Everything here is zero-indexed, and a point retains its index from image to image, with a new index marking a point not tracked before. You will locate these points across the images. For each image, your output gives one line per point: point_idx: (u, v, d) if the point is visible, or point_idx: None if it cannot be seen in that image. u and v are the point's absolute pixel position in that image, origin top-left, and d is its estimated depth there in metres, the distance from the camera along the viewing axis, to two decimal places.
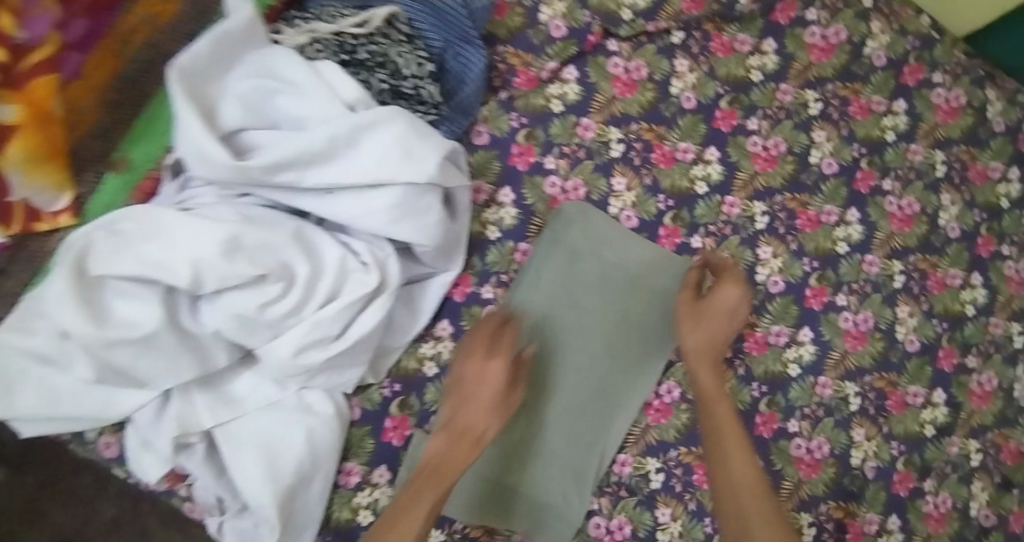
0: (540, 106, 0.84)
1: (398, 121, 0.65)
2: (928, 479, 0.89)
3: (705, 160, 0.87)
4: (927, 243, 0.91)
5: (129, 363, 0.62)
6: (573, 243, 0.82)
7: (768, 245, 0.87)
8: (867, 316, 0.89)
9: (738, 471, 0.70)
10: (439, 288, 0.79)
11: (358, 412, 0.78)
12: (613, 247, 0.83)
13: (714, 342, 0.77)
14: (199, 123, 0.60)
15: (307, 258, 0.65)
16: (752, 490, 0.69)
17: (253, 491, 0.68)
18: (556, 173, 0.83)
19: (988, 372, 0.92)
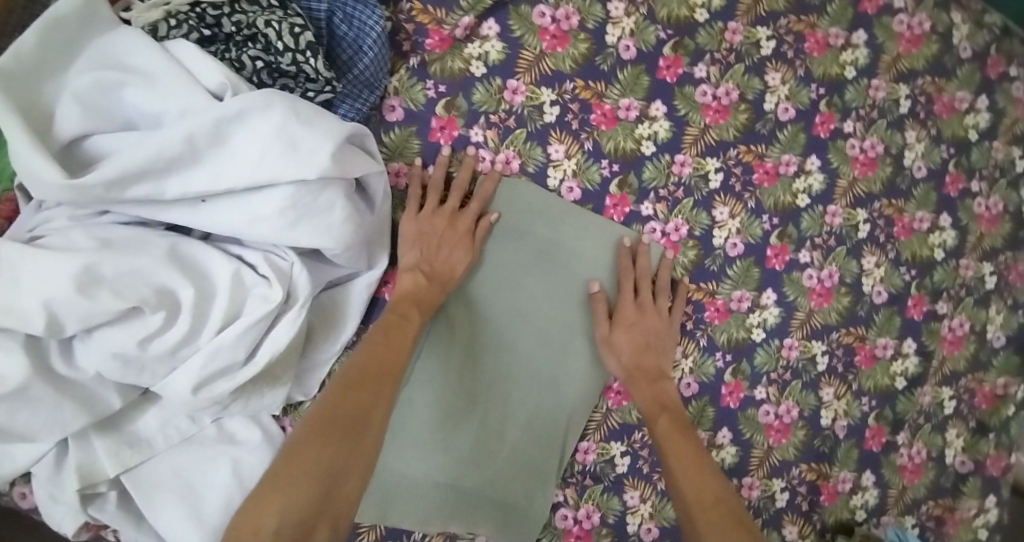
0: (459, 71, 0.74)
1: (276, 108, 0.56)
2: (902, 432, 0.86)
3: (651, 117, 0.78)
4: (892, 186, 0.85)
5: (3, 421, 0.54)
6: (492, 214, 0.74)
7: (724, 205, 0.80)
8: (832, 272, 0.83)
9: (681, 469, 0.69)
10: (365, 289, 0.71)
11: (290, 432, 0.70)
12: (547, 222, 0.76)
13: (644, 357, 0.76)
14: (26, 136, 0.51)
15: (189, 279, 0.57)
16: (700, 500, 0.67)
17: (178, 537, 0.62)
18: (484, 147, 0.75)
19: (960, 317, 0.88)
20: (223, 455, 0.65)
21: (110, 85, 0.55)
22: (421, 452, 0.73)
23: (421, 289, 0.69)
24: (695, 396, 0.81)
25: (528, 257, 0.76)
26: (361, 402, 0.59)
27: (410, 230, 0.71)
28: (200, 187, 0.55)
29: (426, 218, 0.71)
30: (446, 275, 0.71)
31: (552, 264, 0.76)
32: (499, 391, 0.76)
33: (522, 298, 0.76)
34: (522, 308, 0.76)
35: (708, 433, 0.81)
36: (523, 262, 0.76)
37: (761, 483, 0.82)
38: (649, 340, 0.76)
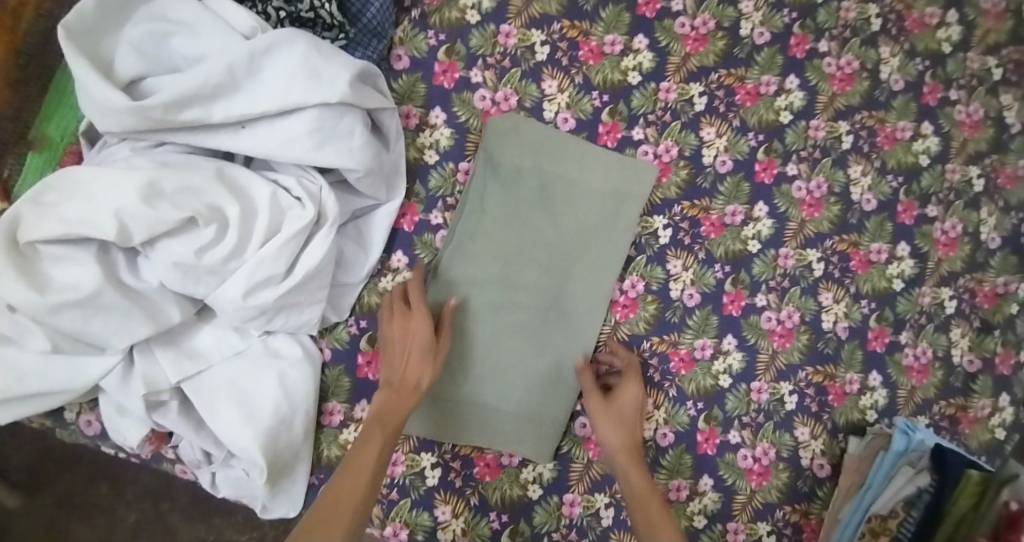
0: (456, 20, 0.82)
1: (298, 43, 0.66)
2: (905, 332, 0.90)
3: (634, 49, 0.85)
4: (871, 99, 0.90)
5: (80, 326, 0.65)
6: (508, 158, 0.81)
7: (711, 126, 0.86)
8: (820, 182, 0.88)
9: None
10: (386, 218, 0.79)
11: (329, 353, 0.80)
12: (546, 153, 0.82)
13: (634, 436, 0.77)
14: (97, 77, 0.63)
15: (234, 199, 0.67)
16: None
17: (233, 437, 0.70)
18: (484, 86, 0.83)
19: (951, 220, 0.92)
20: (268, 367, 0.73)
21: (159, 34, 0.66)
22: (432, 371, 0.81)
23: (390, 404, 0.70)
24: (698, 306, 0.86)
25: (536, 190, 0.82)
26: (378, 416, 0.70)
27: (383, 340, 0.76)
28: (239, 112, 0.66)
29: (389, 322, 0.76)
30: (412, 382, 0.72)
31: (556, 193, 0.83)
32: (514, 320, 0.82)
33: (531, 232, 0.83)
34: (531, 237, 0.83)
35: (714, 340, 0.86)
36: (529, 194, 0.82)
37: (769, 387, 0.86)
38: (628, 446, 0.76)
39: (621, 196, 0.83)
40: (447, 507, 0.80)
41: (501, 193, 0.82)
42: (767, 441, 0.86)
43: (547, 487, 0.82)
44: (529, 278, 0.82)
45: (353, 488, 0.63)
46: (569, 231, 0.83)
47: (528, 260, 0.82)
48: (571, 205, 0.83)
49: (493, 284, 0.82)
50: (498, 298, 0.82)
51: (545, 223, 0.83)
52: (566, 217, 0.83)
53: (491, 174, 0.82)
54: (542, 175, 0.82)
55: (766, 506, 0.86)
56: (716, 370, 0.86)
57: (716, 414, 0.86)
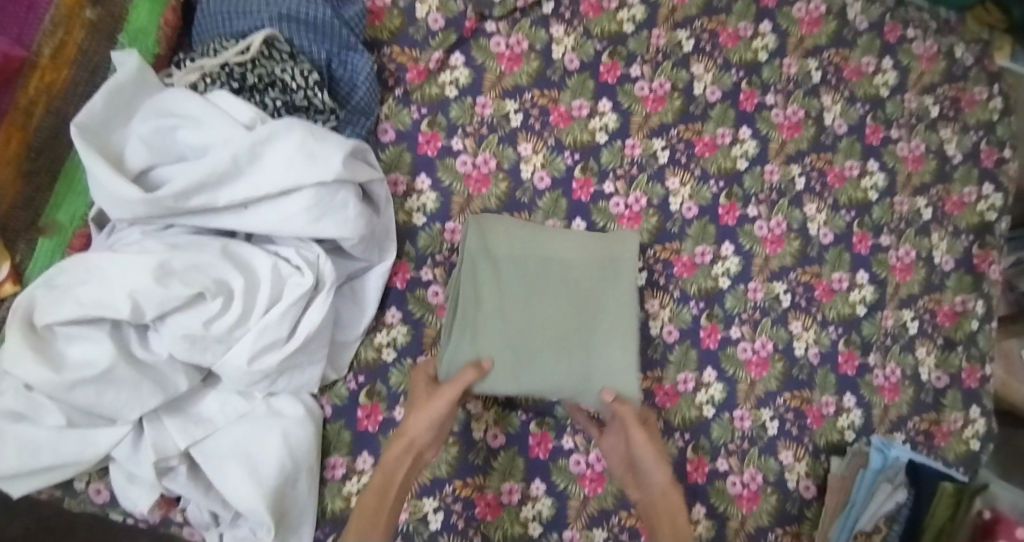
0: (436, 95, 0.91)
1: (295, 130, 0.74)
2: (872, 354, 0.96)
3: (600, 112, 0.94)
4: (818, 143, 0.99)
5: (93, 400, 0.70)
6: (491, 255, 0.83)
7: (675, 176, 0.95)
8: (779, 221, 0.96)
9: None
10: (378, 277, 0.85)
11: (329, 409, 0.84)
12: (528, 243, 0.84)
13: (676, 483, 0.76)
14: (112, 173, 0.70)
15: (238, 271, 0.73)
16: None
17: (241, 495, 0.74)
18: (465, 152, 0.90)
19: (905, 246, 0.99)
20: (272, 426, 0.78)
21: (168, 129, 0.74)
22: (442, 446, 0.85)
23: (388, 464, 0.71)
24: (678, 341, 0.92)
25: (526, 282, 0.83)
26: (378, 487, 0.70)
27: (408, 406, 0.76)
28: (243, 194, 0.73)
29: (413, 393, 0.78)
30: (408, 436, 0.72)
31: (549, 277, 0.83)
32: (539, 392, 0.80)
33: (532, 316, 0.81)
34: (540, 320, 0.81)
35: (695, 373, 0.91)
36: (522, 285, 0.82)
37: (751, 414, 0.92)
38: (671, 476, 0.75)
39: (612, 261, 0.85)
40: None
41: (497, 288, 0.82)
42: (753, 466, 0.90)
43: (547, 525, 0.85)
44: (552, 351, 0.80)
45: None
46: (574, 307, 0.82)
47: (544, 338, 0.80)
48: (562, 289, 0.83)
49: (516, 368, 0.79)
50: (526, 375, 0.79)
51: (547, 305, 0.82)
52: (563, 296, 0.83)
53: (479, 270, 0.82)
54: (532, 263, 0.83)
55: (759, 530, 0.89)
56: (699, 401, 0.91)
57: (703, 444, 0.90)
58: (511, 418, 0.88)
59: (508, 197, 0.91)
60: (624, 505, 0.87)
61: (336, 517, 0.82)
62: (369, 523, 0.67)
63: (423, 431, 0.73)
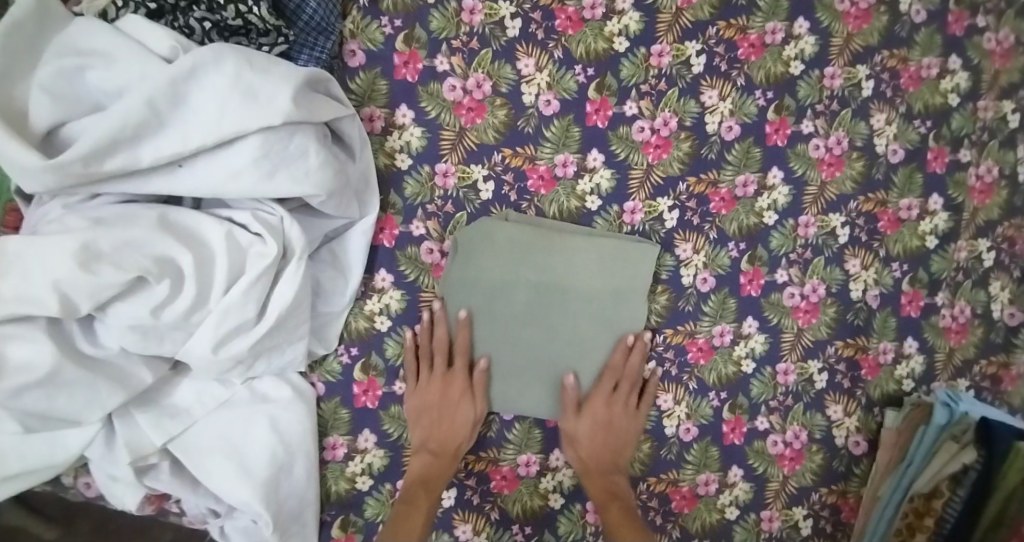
0: (412, 2, 0.72)
1: (226, 61, 0.59)
2: (940, 292, 0.82)
3: (618, 11, 0.75)
4: (891, 36, 0.80)
5: (46, 405, 0.59)
6: (481, 267, 0.73)
7: (712, 89, 0.77)
8: (840, 138, 0.79)
9: None
10: (361, 237, 0.71)
11: (321, 387, 0.73)
12: (535, 251, 0.74)
13: (598, 452, 0.75)
14: (5, 134, 0.56)
15: (184, 246, 0.59)
16: None
17: (230, 492, 0.65)
18: (452, 75, 0.73)
19: (988, 162, 0.82)
20: (257, 412, 0.68)
21: (72, 70, 0.59)
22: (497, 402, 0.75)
23: (429, 469, 0.71)
24: (714, 290, 0.79)
25: (527, 300, 0.74)
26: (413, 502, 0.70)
27: (415, 406, 0.73)
28: (170, 150, 0.58)
29: (424, 386, 0.73)
30: (454, 450, 0.72)
31: (553, 298, 0.74)
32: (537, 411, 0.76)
33: (529, 343, 0.75)
34: (543, 342, 0.75)
35: (734, 325, 0.79)
36: (523, 303, 0.74)
37: (796, 367, 0.80)
38: (614, 431, 0.75)
39: (624, 298, 0.75)
40: (466, 526, 0.76)
41: (496, 315, 0.74)
42: (797, 424, 0.80)
43: (570, 495, 0.77)
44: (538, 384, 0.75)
45: None
46: (572, 332, 0.75)
47: (540, 368, 0.75)
48: (553, 303, 0.74)
49: (514, 394, 0.75)
50: (525, 398, 0.75)
51: (547, 327, 0.75)
52: (564, 329, 0.75)
53: (471, 288, 0.74)
54: (538, 291, 0.74)
55: (800, 490, 0.81)
56: (737, 355, 0.79)
57: (741, 402, 0.80)
58: None
59: (509, 127, 0.75)
60: (654, 471, 0.79)
61: (342, 500, 0.73)
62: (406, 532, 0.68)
63: (464, 439, 0.73)
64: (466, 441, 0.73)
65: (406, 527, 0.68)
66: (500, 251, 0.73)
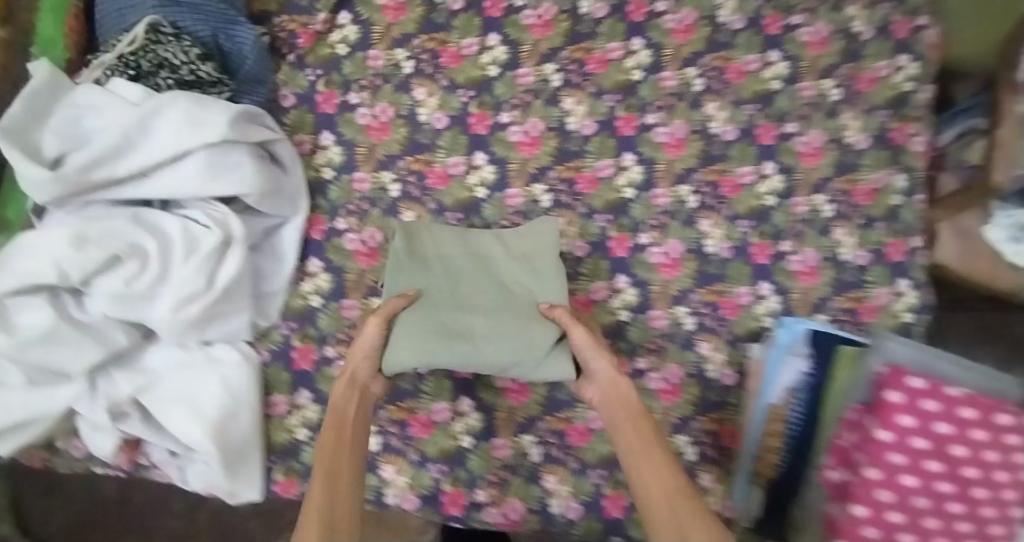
0: (328, 55, 0.96)
1: (180, 102, 0.82)
2: (787, 241, 0.95)
3: (489, 47, 0.98)
4: (714, 42, 0.99)
5: (45, 357, 0.79)
6: (419, 244, 0.88)
7: (570, 97, 0.97)
8: (680, 125, 0.97)
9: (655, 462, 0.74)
10: (293, 231, 0.91)
11: (268, 355, 0.91)
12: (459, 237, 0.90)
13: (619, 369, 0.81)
14: (24, 161, 0.79)
15: (149, 235, 0.81)
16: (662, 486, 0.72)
17: (186, 431, 0.82)
18: (362, 105, 0.95)
19: (813, 132, 0.97)
20: (211, 370, 0.86)
21: (74, 118, 0.83)
22: (426, 347, 0.80)
23: (348, 398, 0.81)
24: (589, 255, 0.95)
25: (455, 268, 0.87)
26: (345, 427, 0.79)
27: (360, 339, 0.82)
28: (138, 165, 0.81)
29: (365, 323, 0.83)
30: (351, 377, 0.82)
31: (479, 263, 0.88)
32: (467, 353, 0.81)
33: (459, 297, 0.85)
34: (472, 296, 0.86)
35: (607, 282, 0.95)
36: (450, 268, 0.87)
37: (666, 313, 0.94)
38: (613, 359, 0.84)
39: (535, 256, 0.88)
40: (390, 466, 0.91)
41: (427, 279, 0.86)
42: (673, 362, 0.93)
43: (476, 435, 0.91)
44: (484, 331, 0.82)
45: (325, 479, 0.74)
46: (505, 289, 0.87)
47: (467, 315, 0.83)
48: (476, 267, 0.88)
49: (445, 338, 0.81)
50: (455, 340, 0.81)
51: (477, 286, 0.87)
52: (490, 285, 0.87)
53: (408, 259, 0.87)
54: (465, 259, 0.88)
55: (681, 420, 0.92)
56: (613, 307, 0.94)
57: (621, 347, 0.94)
58: None
59: (409, 140, 0.95)
60: (550, 410, 0.91)
61: (284, 448, 0.90)
62: (335, 443, 0.77)
63: (365, 365, 0.82)
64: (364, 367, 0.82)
65: (340, 435, 0.78)
66: (431, 236, 0.89)
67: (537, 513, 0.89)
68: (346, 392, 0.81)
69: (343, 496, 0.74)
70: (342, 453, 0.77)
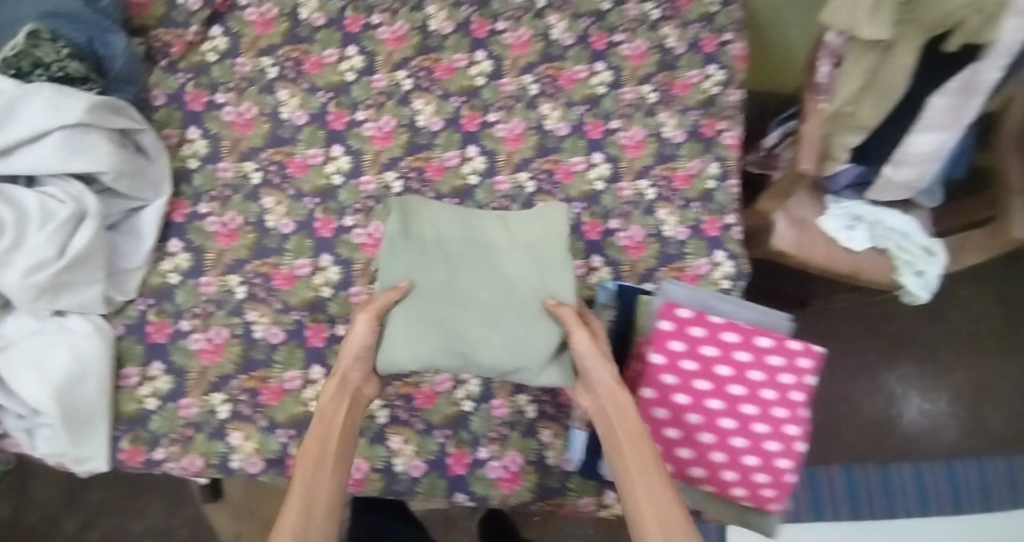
0: (198, 62, 1.07)
1: (43, 89, 0.89)
2: (615, 220, 1.06)
3: (347, 56, 1.08)
4: (547, 55, 1.12)
5: None
6: (418, 228, 0.88)
7: (420, 98, 1.07)
8: (518, 122, 1.08)
9: (656, 481, 0.70)
10: (154, 213, 0.98)
11: (124, 329, 0.96)
12: (460, 224, 0.90)
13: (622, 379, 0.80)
14: None
15: (6, 206, 0.86)
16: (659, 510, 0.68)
17: (32, 393, 0.85)
18: (228, 104, 1.05)
19: (634, 127, 1.10)
20: (62, 338, 0.89)
21: None
22: (427, 344, 0.81)
23: (336, 401, 0.79)
24: None
25: (456, 258, 0.88)
26: (330, 427, 0.77)
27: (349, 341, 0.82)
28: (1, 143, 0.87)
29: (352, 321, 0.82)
30: (343, 379, 0.80)
31: (478, 255, 0.89)
32: (468, 354, 0.82)
33: (462, 294, 0.86)
34: (473, 291, 0.86)
35: None
36: (452, 257, 0.88)
37: None
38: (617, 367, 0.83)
39: (540, 248, 0.89)
40: (238, 432, 0.92)
41: (429, 265, 0.86)
42: None
43: None
44: (485, 330, 0.83)
45: (307, 475, 0.72)
46: (509, 283, 0.87)
47: (468, 312, 0.84)
48: (478, 259, 0.88)
49: (446, 334, 0.82)
50: (455, 337, 0.82)
51: (480, 280, 0.87)
52: (494, 279, 0.87)
53: (409, 243, 0.87)
54: (469, 247, 0.89)
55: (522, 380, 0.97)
56: None
57: None
58: (285, 318, 0.97)
59: (272, 134, 1.04)
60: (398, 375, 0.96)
61: (133, 417, 0.93)
62: (319, 444, 0.75)
63: (356, 369, 0.81)
64: (351, 368, 0.81)
65: (324, 437, 0.76)
66: (430, 218, 0.89)
67: (382, 471, 0.93)
68: (335, 397, 0.79)
69: (320, 500, 0.71)
70: (326, 454, 0.74)
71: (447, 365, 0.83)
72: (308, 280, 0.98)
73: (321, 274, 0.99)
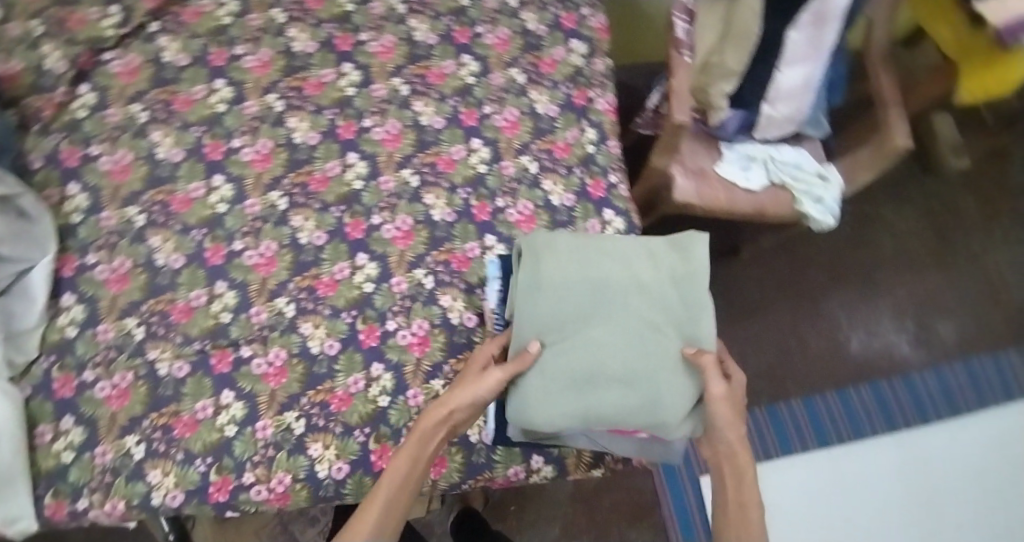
0: (69, 120, 1.08)
1: None
2: (501, 199, 1.09)
3: (215, 90, 1.11)
4: (413, 55, 1.17)
5: None
6: (552, 272, 0.89)
7: (293, 117, 1.10)
8: (393, 123, 1.12)
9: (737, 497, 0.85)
10: (43, 270, 0.98)
11: (29, 389, 0.95)
12: (594, 263, 0.89)
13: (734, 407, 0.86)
14: None
15: None
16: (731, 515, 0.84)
17: None
18: (104, 154, 1.07)
19: (507, 109, 1.15)
20: None
21: None
22: (563, 402, 0.85)
23: (431, 433, 0.85)
24: (328, 242, 1.04)
25: (586, 303, 0.87)
26: (420, 451, 0.84)
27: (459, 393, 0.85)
28: None
29: (466, 378, 0.88)
30: (449, 418, 0.86)
31: (608, 304, 0.87)
32: (599, 402, 0.85)
33: (596, 350, 0.86)
34: (606, 341, 0.86)
35: (349, 261, 1.03)
36: (582, 301, 0.88)
37: (406, 277, 1.03)
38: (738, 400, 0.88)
39: (677, 296, 0.89)
40: (157, 470, 0.91)
41: (559, 314, 0.87)
42: (419, 317, 1.01)
43: (241, 423, 0.94)
44: (620, 386, 0.85)
45: (387, 490, 0.82)
46: (647, 334, 0.87)
47: (606, 370, 0.85)
48: (608, 305, 0.87)
49: (585, 388, 0.85)
50: (591, 399, 0.85)
51: (616, 333, 0.86)
52: (632, 322, 0.87)
53: (542, 292, 0.88)
54: (593, 288, 0.88)
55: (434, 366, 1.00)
56: (357, 282, 1.02)
57: (370, 314, 1.00)
58: (187, 350, 0.97)
59: (151, 175, 1.06)
60: (311, 385, 0.96)
61: (51, 473, 0.92)
62: (406, 468, 0.83)
63: (465, 414, 0.86)
64: (461, 414, 0.86)
65: (409, 465, 0.83)
66: (557, 264, 0.89)
67: (304, 481, 0.93)
68: (433, 428, 0.85)
69: (392, 514, 0.81)
70: (409, 474, 0.83)
71: (575, 427, 0.87)
72: (207, 308, 0.99)
73: (218, 301, 0.99)
